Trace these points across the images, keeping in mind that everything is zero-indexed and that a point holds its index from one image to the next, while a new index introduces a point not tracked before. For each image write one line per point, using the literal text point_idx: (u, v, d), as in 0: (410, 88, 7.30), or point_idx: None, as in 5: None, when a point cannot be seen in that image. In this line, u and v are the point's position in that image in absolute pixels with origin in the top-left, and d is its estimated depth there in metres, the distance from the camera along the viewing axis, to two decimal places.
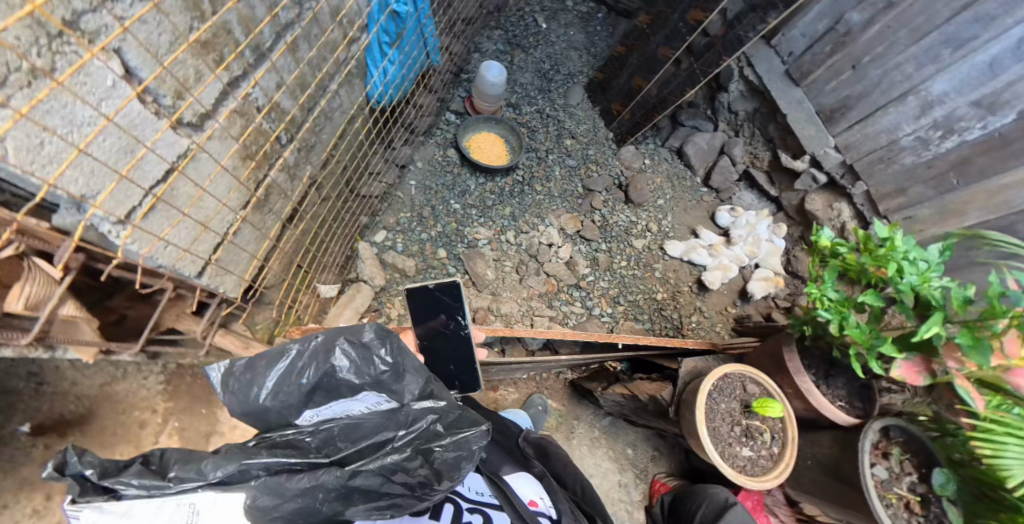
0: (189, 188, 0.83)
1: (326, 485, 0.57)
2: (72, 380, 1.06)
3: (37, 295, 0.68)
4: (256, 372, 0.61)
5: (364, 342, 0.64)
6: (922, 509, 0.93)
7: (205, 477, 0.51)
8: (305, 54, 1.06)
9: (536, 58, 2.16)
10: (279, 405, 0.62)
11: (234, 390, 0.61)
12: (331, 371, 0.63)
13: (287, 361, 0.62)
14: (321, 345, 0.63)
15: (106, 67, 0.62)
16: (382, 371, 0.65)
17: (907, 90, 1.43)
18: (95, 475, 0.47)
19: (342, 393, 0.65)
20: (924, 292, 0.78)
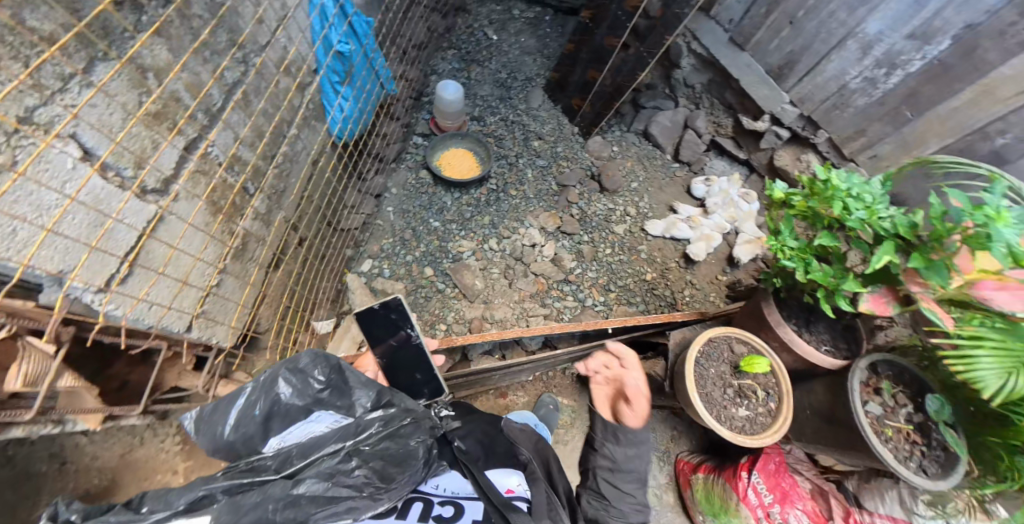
0: (162, 249, 0.89)
1: (273, 495, 0.58)
2: (93, 454, 1.08)
3: (35, 371, 0.71)
4: (219, 412, 0.71)
5: (302, 368, 0.76)
6: (923, 438, 0.96)
7: (171, 507, 0.55)
8: (257, 106, 1.12)
9: (492, 69, 2.23)
10: (242, 438, 0.71)
11: (203, 432, 0.70)
12: (278, 398, 0.73)
13: (244, 398, 0.72)
14: (266, 380, 0.73)
15: (65, 151, 0.68)
16: (321, 390, 0.77)
17: (845, 36, 1.46)
18: (79, 518, 0.51)
19: (296, 418, 0.74)
20: (874, 226, 0.81)
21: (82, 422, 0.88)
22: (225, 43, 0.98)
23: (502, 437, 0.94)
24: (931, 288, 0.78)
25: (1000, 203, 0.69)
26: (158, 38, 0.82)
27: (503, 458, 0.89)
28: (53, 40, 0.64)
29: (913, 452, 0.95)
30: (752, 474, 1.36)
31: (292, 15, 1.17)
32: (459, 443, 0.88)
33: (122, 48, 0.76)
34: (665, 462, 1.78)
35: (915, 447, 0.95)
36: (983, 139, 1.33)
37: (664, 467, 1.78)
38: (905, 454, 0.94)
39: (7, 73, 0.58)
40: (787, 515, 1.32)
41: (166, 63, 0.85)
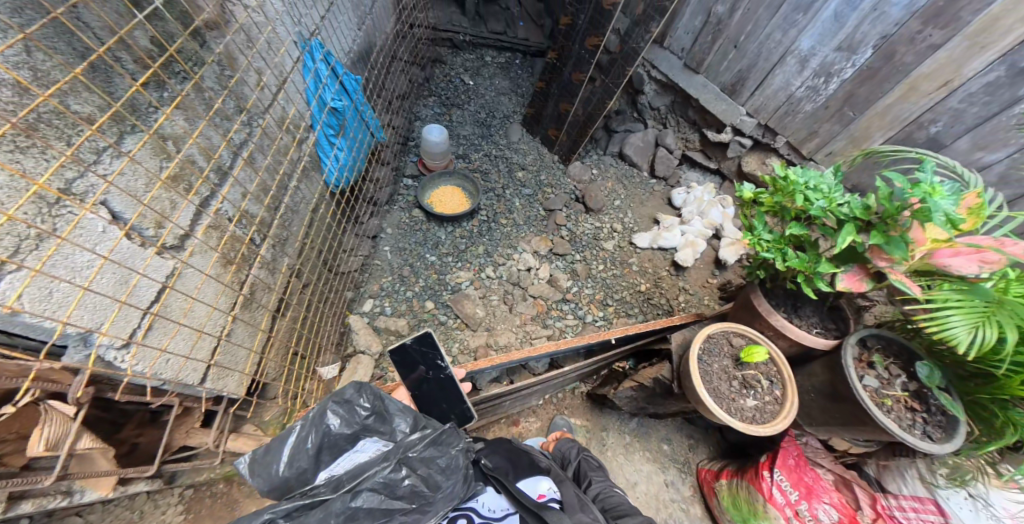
0: (180, 301, 0.93)
1: (334, 511, 0.67)
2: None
3: (57, 435, 0.76)
4: (272, 450, 0.76)
5: (347, 398, 0.83)
6: (923, 405, 1.01)
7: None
8: (262, 163, 1.20)
9: (472, 111, 2.38)
10: (296, 474, 0.76)
11: (259, 473, 0.75)
12: (328, 429, 0.79)
13: (294, 435, 0.77)
14: (315, 414, 0.79)
15: (97, 217, 0.75)
16: (366, 416, 0.83)
17: (784, 53, 1.63)
18: None
19: (343, 447, 0.80)
20: (834, 212, 0.91)
21: (93, 490, 0.90)
22: (233, 109, 1.07)
23: (521, 452, 0.99)
24: (896, 261, 0.86)
25: (933, 179, 0.80)
26: (177, 111, 0.91)
27: (529, 468, 0.94)
28: (91, 120, 0.74)
29: (915, 420, 0.99)
30: (774, 473, 1.37)
31: (291, 79, 1.28)
32: (485, 460, 0.90)
33: (148, 120, 0.85)
34: (686, 472, 1.79)
35: (916, 414, 1.00)
36: (919, 128, 1.48)
37: (687, 478, 1.79)
38: (908, 422, 0.99)
39: (53, 151, 0.68)
40: (816, 511, 1.31)
41: (184, 130, 0.93)
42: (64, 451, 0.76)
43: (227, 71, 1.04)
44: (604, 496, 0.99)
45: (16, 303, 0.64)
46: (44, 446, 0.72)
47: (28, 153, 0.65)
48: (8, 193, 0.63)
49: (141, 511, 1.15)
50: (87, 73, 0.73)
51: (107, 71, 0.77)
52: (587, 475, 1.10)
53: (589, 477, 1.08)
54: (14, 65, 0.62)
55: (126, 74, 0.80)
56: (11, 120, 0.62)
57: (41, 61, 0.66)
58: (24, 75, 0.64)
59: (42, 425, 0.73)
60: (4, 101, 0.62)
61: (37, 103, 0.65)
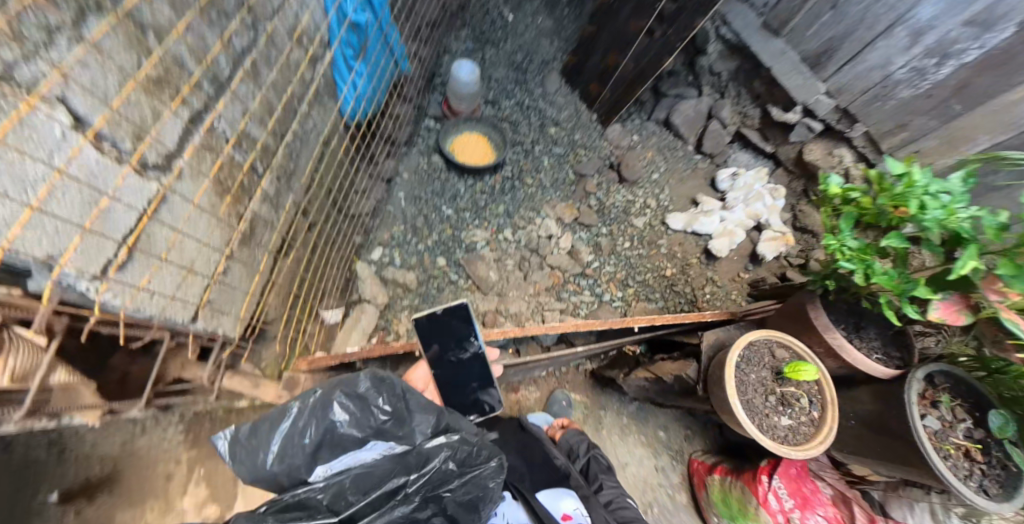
0: (163, 232, 0.80)
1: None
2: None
3: (26, 367, 0.66)
4: (261, 437, 0.67)
5: (361, 392, 0.72)
6: (984, 456, 0.91)
7: None
8: (267, 78, 1.03)
9: (508, 51, 2.12)
10: (286, 469, 0.66)
11: (243, 459, 0.65)
12: (333, 425, 0.69)
13: (288, 421, 0.68)
14: (318, 401, 0.70)
15: (52, 118, 0.57)
16: (382, 419, 0.72)
17: (895, 21, 1.38)
18: None
19: (348, 445, 0.70)
20: (952, 226, 0.74)
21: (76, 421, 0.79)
22: (234, 5, 0.88)
23: (536, 445, 1.01)
24: (1014, 297, 0.71)
25: None
26: None
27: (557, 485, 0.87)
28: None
29: (973, 471, 0.89)
30: (773, 479, 1.31)
31: None
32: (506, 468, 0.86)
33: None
34: (677, 461, 1.75)
35: (974, 464, 0.90)
36: None
37: (677, 465, 1.74)
38: (964, 471, 0.89)
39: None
40: (806, 520, 1.29)
41: (170, 23, 0.75)
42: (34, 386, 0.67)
43: None
44: (618, 506, 0.89)
45: None
46: (10, 378, 0.62)
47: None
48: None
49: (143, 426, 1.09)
50: None
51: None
52: (597, 476, 1.00)
53: (600, 479, 0.98)
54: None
55: None
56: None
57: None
58: None
59: (6, 355, 0.62)
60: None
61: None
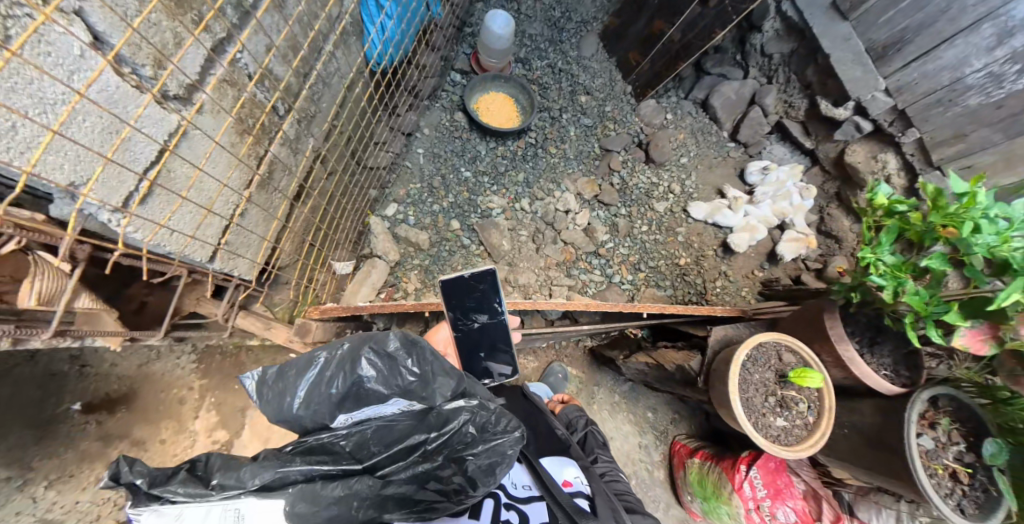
0: (185, 169, 0.77)
1: (359, 492, 0.62)
2: (111, 362, 1.24)
3: (52, 289, 0.68)
4: (287, 381, 0.65)
5: (390, 352, 0.66)
6: (969, 478, 0.92)
7: (244, 485, 0.57)
8: (293, 11, 0.95)
9: (546, 4, 1.97)
10: (310, 414, 0.66)
11: (269, 399, 0.65)
12: (361, 380, 0.65)
13: (316, 369, 0.65)
14: (346, 354, 0.66)
15: (71, 34, 0.54)
16: (410, 381, 0.67)
17: (982, 16, 1.26)
18: (146, 484, 0.54)
19: (371, 400, 0.66)
20: (1004, 254, 0.70)
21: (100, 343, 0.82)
22: None
23: (539, 416, 0.98)
24: None
25: None
26: None
27: (555, 449, 0.86)
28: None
29: (954, 490, 0.92)
30: (750, 470, 1.36)
31: None
32: None
33: None
34: (661, 441, 1.80)
35: (958, 485, 0.92)
36: None
37: (660, 446, 1.79)
38: (946, 490, 0.92)
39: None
40: (776, 510, 1.35)
41: None
42: (61, 308, 0.69)
43: None
44: (608, 478, 0.90)
45: None
46: (36, 299, 0.64)
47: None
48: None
49: (157, 352, 1.29)
50: None
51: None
52: (592, 450, 1.01)
53: (595, 454, 0.98)
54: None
55: None
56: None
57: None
58: None
59: (32, 277, 0.64)
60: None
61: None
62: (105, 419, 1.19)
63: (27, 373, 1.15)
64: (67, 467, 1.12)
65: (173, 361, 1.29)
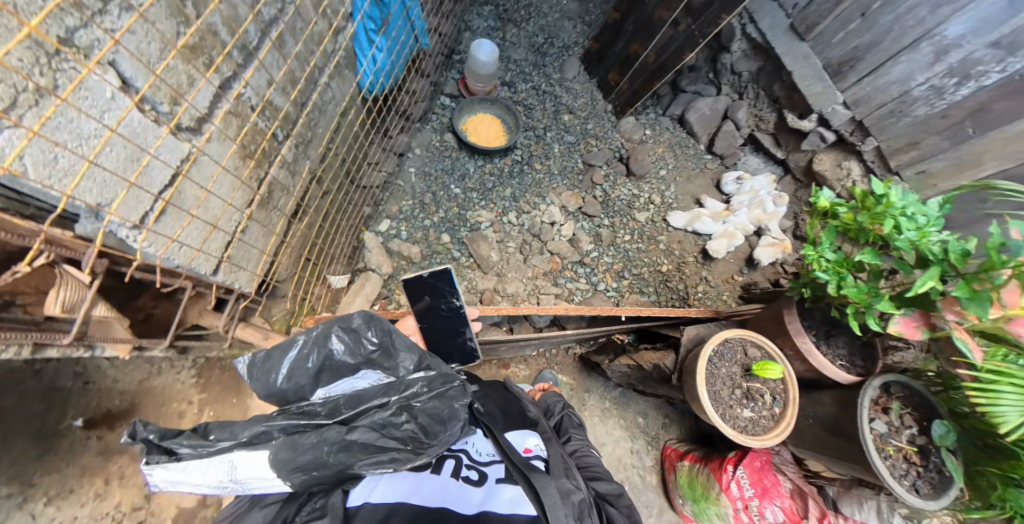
0: (194, 190, 0.87)
1: (328, 438, 0.65)
2: (114, 377, 1.23)
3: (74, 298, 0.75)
4: (272, 361, 0.76)
5: (354, 327, 0.78)
6: (923, 460, 1.04)
7: (235, 437, 0.65)
8: (292, 49, 1.07)
9: (529, 32, 2.11)
10: (293, 387, 0.76)
11: (258, 377, 0.76)
12: (331, 353, 0.76)
13: (296, 349, 0.76)
14: (319, 334, 0.77)
15: (104, 80, 0.66)
16: (371, 350, 0.78)
17: (920, 36, 1.38)
18: (157, 437, 0.63)
19: (344, 373, 0.77)
20: (923, 248, 0.82)
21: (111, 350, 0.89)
22: None
23: (514, 401, 1.02)
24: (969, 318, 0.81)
25: None
26: None
27: (522, 424, 0.92)
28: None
29: (909, 471, 1.04)
30: (736, 469, 1.42)
31: None
32: (479, 405, 0.91)
33: None
34: (652, 445, 1.83)
35: (913, 466, 1.04)
36: None
37: (652, 450, 1.83)
38: (901, 471, 1.03)
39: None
40: (763, 509, 1.39)
41: None
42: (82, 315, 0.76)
43: None
44: (581, 453, 1.02)
45: (15, 163, 0.56)
46: (61, 308, 0.72)
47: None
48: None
49: (158, 368, 1.29)
50: None
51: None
52: (568, 430, 1.12)
53: (569, 433, 1.10)
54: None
55: None
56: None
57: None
58: None
59: (58, 287, 0.72)
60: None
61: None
62: (107, 434, 1.18)
63: (31, 386, 1.15)
64: (67, 482, 1.11)
65: (173, 377, 1.30)
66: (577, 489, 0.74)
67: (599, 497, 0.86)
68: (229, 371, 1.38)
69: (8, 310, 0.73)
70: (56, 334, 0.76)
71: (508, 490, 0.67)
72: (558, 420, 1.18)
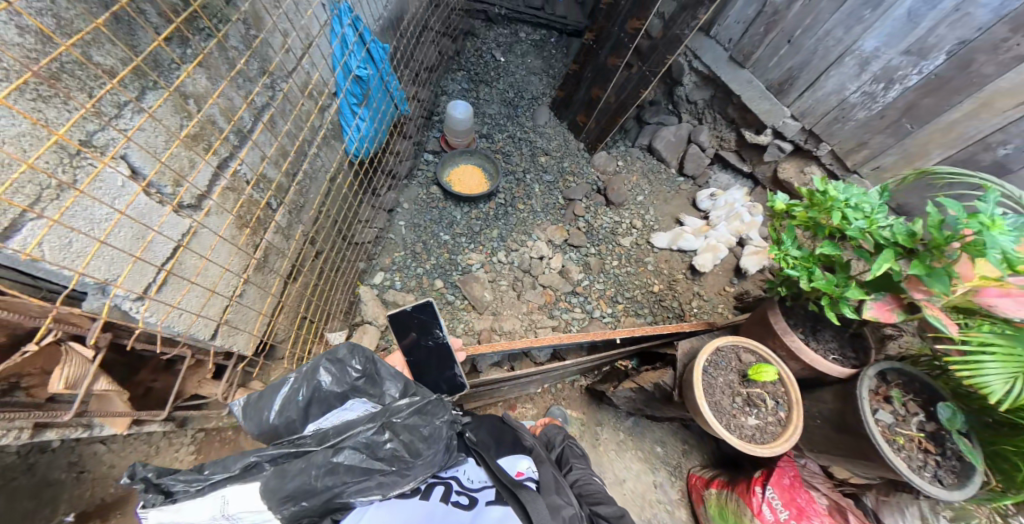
0: (194, 260, 0.95)
1: (316, 462, 0.73)
2: (109, 463, 1.22)
3: (76, 375, 0.78)
4: (265, 399, 0.86)
5: (339, 358, 0.90)
6: (938, 448, 1.00)
7: (228, 470, 0.72)
8: (282, 128, 1.20)
9: (500, 89, 2.32)
10: (284, 422, 0.85)
11: (251, 416, 0.85)
12: (319, 385, 0.88)
13: (287, 386, 0.87)
14: (308, 369, 0.88)
15: (116, 171, 0.76)
16: (356, 378, 0.90)
17: (843, 52, 1.59)
18: (154, 475, 0.69)
19: (333, 404, 0.88)
20: (874, 234, 0.90)
21: (110, 426, 0.91)
22: (257, 71, 1.06)
23: (508, 429, 1.06)
24: (934, 294, 0.86)
25: (994, 211, 0.77)
26: (200, 69, 0.91)
27: (512, 447, 0.99)
28: (113, 74, 0.74)
29: (927, 462, 0.99)
30: (766, 489, 1.28)
31: (316, 43, 1.26)
32: (470, 434, 0.98)
33: (169, 77, 0.85)
34: (675, 476, 1.68)
35: (930, 456, 1.00)
36: (986, 150, 1.46)
37: (676, 482, 1.66)
38: (919, 463, 0.99)
39: (75, 103, 0.68)
40: None
41: (205, 90, 0.93)
42: (82, 391, 0.78)
43: (251, 31, 1.02)
44: (583, 483, 1.03)
45: (35, 249, 0.65)
46: (63, 384, 0.74)
47: (51, 103, 0.65)
48: (29, 141, 0.63)
49: (157, 447, 1.27)
50: (109, 24, 0.73)
51: (130, 23, 0.77)
52: (569, 461, 1.13)
53: (570, 463, 1.11)
54: (38, 12, 0.62)
55: (150, 27, 0.80)
56: (32, 68, 0.62)
57: (65, 8, 0.66)
58: (48, 23, 0.64)
59: (61, 365, 0.75)
60: (27, 48, 0.62)
61: (60, 53, 0.65)
62: None
63: (24, 484, 1.14)
64: None
65: (171, 456, 1.26)
66: (567, 505, 0.86)
67: (595, 517, 0.93)
68: (229, 442, 1.35)
69: (12, 393, 0.76)
70: (58, 412, 0.79)
71: (497, 510, 0.75)
72: (561, 451, 1.18)
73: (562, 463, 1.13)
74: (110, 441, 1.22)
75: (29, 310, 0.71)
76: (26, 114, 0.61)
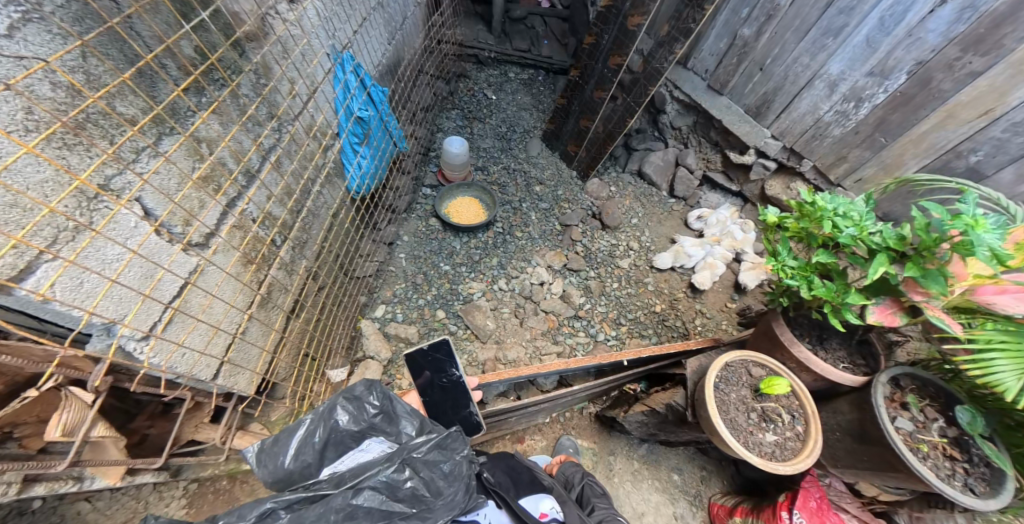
0: (200, 297, 0.94)
1: (334, 506, 0.71)
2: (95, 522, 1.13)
3: (73, 422, 0.75)
4: (280, 443, 0.82)
5: (357, 396, 0.88)
6: (964, 454, 0.99)
7: (244, 518, 0.67)
8: (287, 168, 1.24)
9: (493, 124, 2.42)
10: (300, 467, 0.82)
11: (265, 462, 0.81)
12: (336, 425, 0.85)
13: (303, 429, 0.84)
14: (324, 409, 0.86)
15: (130, 213, 0.78)
16: (374, 415, 0.88)
17: (812, 76, 1.70)
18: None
19: (349, 445, 0.86)
20: (865, 241, 0.93)
21: (102, 477, 0.88)
22: (265, 115, 1.11)
23: (525, 469, 1.04)
24: (932, 295, 0.88)
25: (975, 211, 0.81)
26: (213, 115, 0.95)
27: (535, 486, 0.99)
28: (133, 122, 0.78)
29: (955, 470, 0.97)
30: (792, 515, 1.19)
31: (320, 88, 1.32)
32: (488, 474, 0.97)
33: (185, 123, 0.89)
34: (697, 506, 1.61)
35: (957, 464, 0.98)
36: (958, 157, 1.53)
37: (697, 512, 1.61)
38: (947, 471, 0.97)
39: (97, 149, 0.71)
40: None
41: (217, 134, 0.97)
42: (80, 438, 0.74)
43: (262, 80, 1.08)
44: None
45: (48, 290, 0.65)
46: (61, 432, 0.71)
47: (74, 149, 0.69)
48: (52, 187, 0.66)
49: (146, 502, 1.20)
50: (134, 77, 0.78)
51: (152, 76, 0.82)
52: (590, 501, 1.10)
53: (592, 503, 1.08)
54: (70, 69, 0.67)
55: (170, 79, 0.85)
56: (62, 119, 0.66)
57: (94, 65, 0.71)
58: (78, 79, 0.68)
59: (60, 411, 0.72)
60: (58, 101, 0.65)
61: (88, 105, 0.69)
62: None
63: None
64: None
65: (162, 510, 1.21)
66: None
67: None
68: (224, 493, 1.28)
69: (6, 443, 0.73)
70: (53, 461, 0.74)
71: None
72: (580, 489, 1.16)
73: (583, 504, 1.10)
74: (97, 498, 1.15)
75: (32, 356, 0.70)
76: (51, 160, 0.64)
